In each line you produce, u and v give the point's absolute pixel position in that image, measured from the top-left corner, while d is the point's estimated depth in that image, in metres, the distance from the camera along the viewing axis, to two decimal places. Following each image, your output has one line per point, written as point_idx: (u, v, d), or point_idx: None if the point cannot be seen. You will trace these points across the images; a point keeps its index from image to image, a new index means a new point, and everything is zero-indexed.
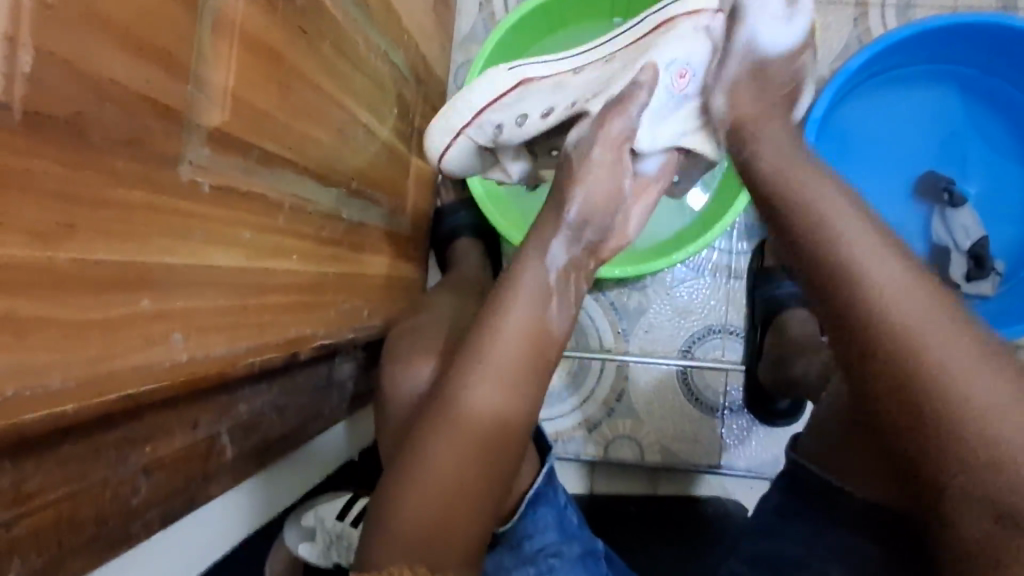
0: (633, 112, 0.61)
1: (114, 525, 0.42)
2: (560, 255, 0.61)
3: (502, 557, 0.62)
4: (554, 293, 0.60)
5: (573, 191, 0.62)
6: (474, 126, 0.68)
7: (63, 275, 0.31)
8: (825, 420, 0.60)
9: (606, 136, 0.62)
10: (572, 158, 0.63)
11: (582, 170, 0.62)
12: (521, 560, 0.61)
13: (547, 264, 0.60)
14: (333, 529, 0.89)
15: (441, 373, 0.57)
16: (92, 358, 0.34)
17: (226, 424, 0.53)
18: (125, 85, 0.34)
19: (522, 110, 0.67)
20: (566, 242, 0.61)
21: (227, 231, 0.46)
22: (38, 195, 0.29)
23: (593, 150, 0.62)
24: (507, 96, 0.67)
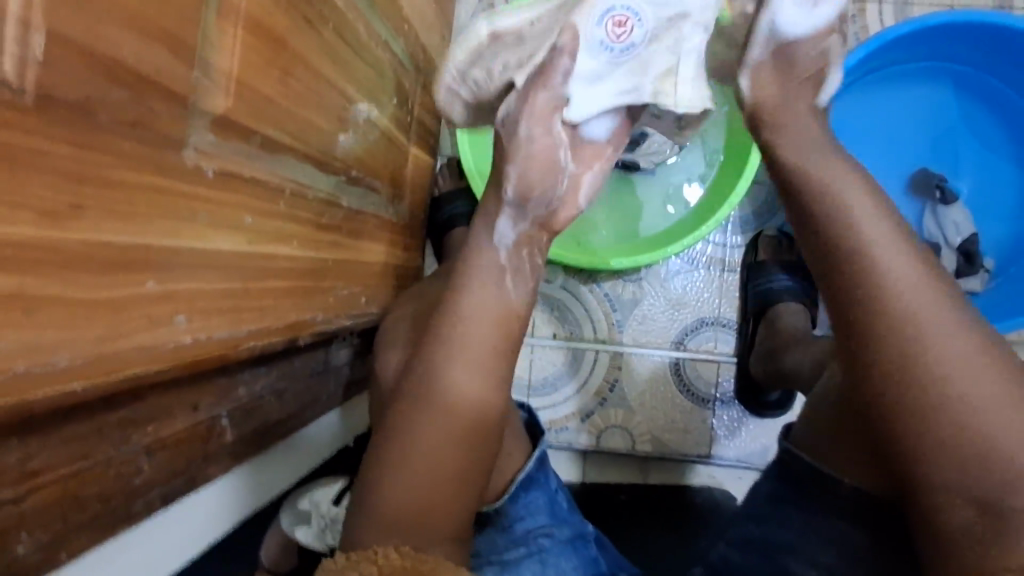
0: (558, 81, 0.56)
1: (117, 503, 0.42)
2: (509, 234, 0.61)
3: (495, 538, 0.63)
4: (507, 268, 0.60)
5: (507, 172, 0.60)
6: (457, 79, 0.65)
7: (71, 254, 0.32)
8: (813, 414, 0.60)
9: (535, 109, 0.57)
10: (503, 135, 0.60)
11: (514, 149, 0.59)
12: (513, 542, 0.62)
13: (496, 243, 0.60)
14: (328, 514, 0.90)
15: (428, 358, 0.57)
16: (99, 337, 0.35)
17: (225, 407, 0.54)
18: (133, 67, 0.34)
19: (489, 67, 0.62)
20: (512, 217, 0.61)
21: (228, 216, 0.46)
22: (46, 175, 0.30)
23: (524, 128, 0.58)
24: (483, 53, 0.61)
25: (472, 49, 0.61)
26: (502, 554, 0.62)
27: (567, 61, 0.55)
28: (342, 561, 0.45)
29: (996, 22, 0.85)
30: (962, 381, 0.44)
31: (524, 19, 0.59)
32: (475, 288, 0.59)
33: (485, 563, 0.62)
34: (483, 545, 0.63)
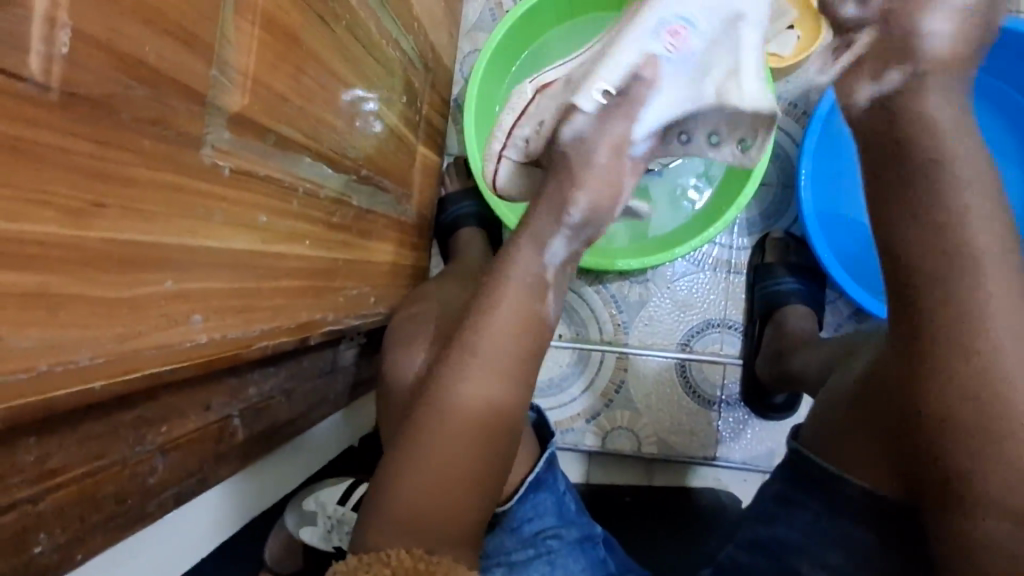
0: (638, 110, 0.58)
1: (131, 503, 0.42)
2: (560, 254, 0.60)
3: (502, 539, 0.63)
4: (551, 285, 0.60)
5: (576, 195, 0.60)
6: (509, 146, 0.67)
7: (93, 252, 0.31)
8: (822, 410, 0.60)
9: (612, 135, 0.59)
10: (571, 157, 0.59)
11: (585, 173, 0.59)
12: (521, 542, 0.62)
13: (547, 261, 0.60)
14: (335, 513, 0.89)
15: (448, 362, 0.57)
16: (119, 336, 0.34)
17: (236, 407, 0.54)
18: (154, 65, 0.34)
19: (540, 118, 0.63)
20: (567, 239, 0.60)
21: (243, 214, 0.46)
22: (71, 173, 0.29)
23: (597, 153, 0.59)
24: (529, 109, 0.64)
25: (522, 109, 0.65)
26: (509, 555, 0.62)
27: (647, 90, 0.57)
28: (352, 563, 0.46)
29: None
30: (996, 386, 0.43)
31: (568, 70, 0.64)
32: (505, 289, 0.58)
33: (493, 564, 0.62)
34: (490, 546, 0.63)
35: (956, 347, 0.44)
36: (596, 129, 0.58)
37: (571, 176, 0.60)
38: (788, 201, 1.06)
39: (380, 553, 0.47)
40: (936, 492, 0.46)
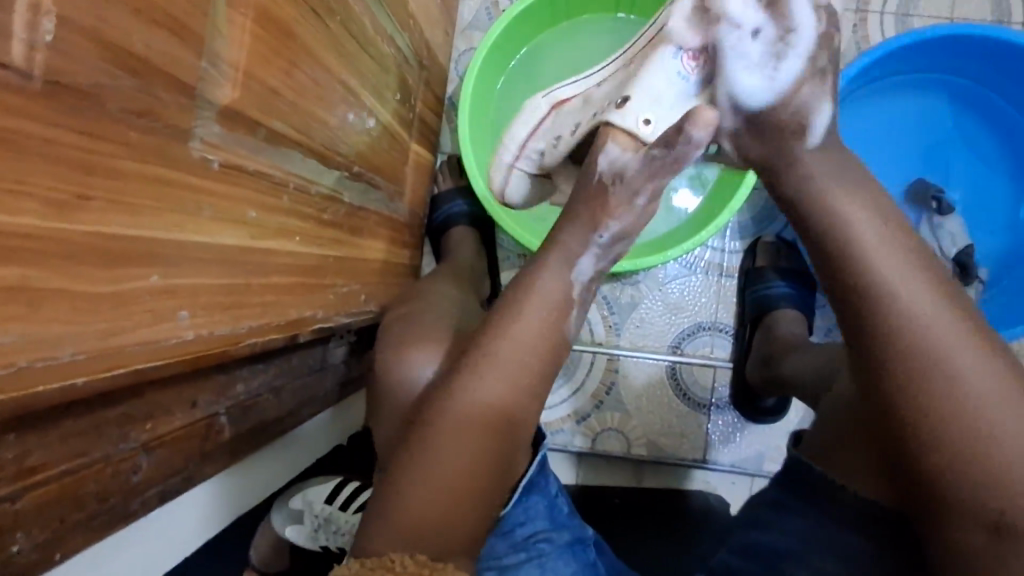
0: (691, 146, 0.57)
1: (115, 502, 0.41)
2: (588, 271, 0.60)
3: (495, 543, 0.62)
4: (575, 304, 0.60)
5: (608, 222, 0.59)
6: (520, 157, 0.69)
7: (75, 245, 0.31)
8: (824, 420, 0.62)
9: (652, 176, 0.57)
10: (614, 192, 0.58)
11: (620, 207, 0.58)
12: (512, 546, 0.62)
13: (576, 276, 0.59)
14: (321, 513, 0.89)
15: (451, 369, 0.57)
16: (102, 332, 0.34)
17: (223, 404, 0.53)
18: (143, 55, 0.33)
19: (555, 133, 0.66)
20: (596, 257, 0.60)
21: (233, 209, 0.45)
22: (54, 163, 0.29)
23: (643, 193, 0.58)
24: (545, 122, 0.66)
25: (537, 121, 0.67)
26: (501, 559, 0.62)
27: (695, 151, 0.53)
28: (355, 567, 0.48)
29: (994, 36, 0.86)
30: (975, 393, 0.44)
31: (587, 85, 0.64)
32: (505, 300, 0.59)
33: (484, 568, 0.61)
34: (484, 554, 0.61)
35: None
36: (639, 171, 0.56)
37: (603, 206, 0.58)
38: (779, 205, 1.06)
39: (382, 557, 0.49)
40: (926, 503, 0.48)
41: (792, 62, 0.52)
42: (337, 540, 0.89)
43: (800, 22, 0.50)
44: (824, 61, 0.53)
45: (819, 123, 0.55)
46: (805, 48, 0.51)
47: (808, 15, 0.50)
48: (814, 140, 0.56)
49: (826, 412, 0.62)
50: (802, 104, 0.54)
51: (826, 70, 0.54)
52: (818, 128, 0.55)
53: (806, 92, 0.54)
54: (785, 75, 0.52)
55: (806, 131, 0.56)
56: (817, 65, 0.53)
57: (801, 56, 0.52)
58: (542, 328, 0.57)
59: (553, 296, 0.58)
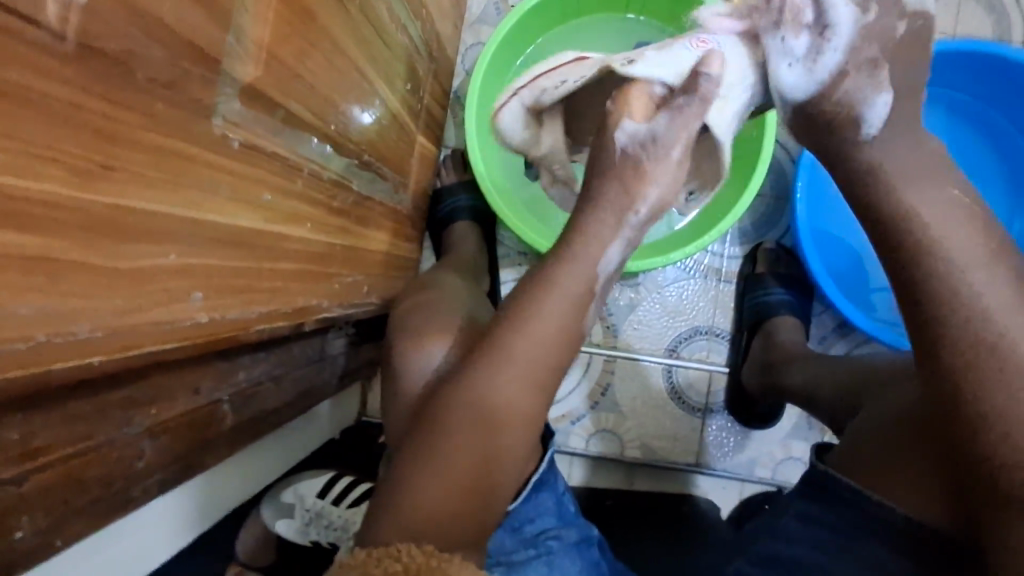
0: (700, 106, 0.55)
1: (117, 488, 0.40)
2: (613, 261, 0.60)
3: (503, 539, 0.61)
4: (596, 296, 0.60)
5: (645, 191, 0.59)
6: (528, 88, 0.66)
7: (97, 218, 0.29)
8: (859, 433, 0.61)
9: (685, 131, 0.56)
10: (646, 159, 0.58)
11: (657, 169, 0.58)
12: (522, 542, 0.61)
13: (601, 269, 0.59)
14: (313, 507, 0.88)
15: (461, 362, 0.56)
16: (120, 310, 0.32)
17: (226, 391, 0.51)
18: (171, 24, 0.32)
19: (564, 78, 0.64)
20: (624, 245, 0.60)
21: (249, 190, 0.44)
22: (81, 131, 0.27)
23: (671, 150, 0.57)
24: (559, 69, 0.65)
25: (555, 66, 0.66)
26: (509, 555, 0.61)
27: (716, 89, 0.55)
28: (360, 557, 0.44)
29: (987, 51, 0.86)
30: None
31: None
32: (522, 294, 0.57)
33: (493, 563, 0.60)
34: (494, 549, 0.60)
35: None
36: (668, 127, 0.56)
37: (640, 175, 0.58)
38: (779, 212, 1.07)
39: (388, 547, 0.47)
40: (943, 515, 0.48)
41: (831, 55, 0.54)
42: (329, 535, 0.89)
43: (841, 20, 0.52)
44: (873, 52, 0.54)
45: (874, 113, 0.55)
46: (845, 43, 0.53)
47: (849, 10, 0.52)
48: (869, 131, 0.56)
49: (861, 430, 0.61)
50: (850, 95, 0.55)
51: (878, 60, 0.54)
52: (873, 118, 0.55)
53: (851, 83, 0.55)
54: (823, 71, 0.54)
55: (859, 122, 0.56)
56: (862, 56, 0.54)
57: (842, 48, 0.53)
58: (556, 326, 0.56)
59: (566, 291, 0.57)
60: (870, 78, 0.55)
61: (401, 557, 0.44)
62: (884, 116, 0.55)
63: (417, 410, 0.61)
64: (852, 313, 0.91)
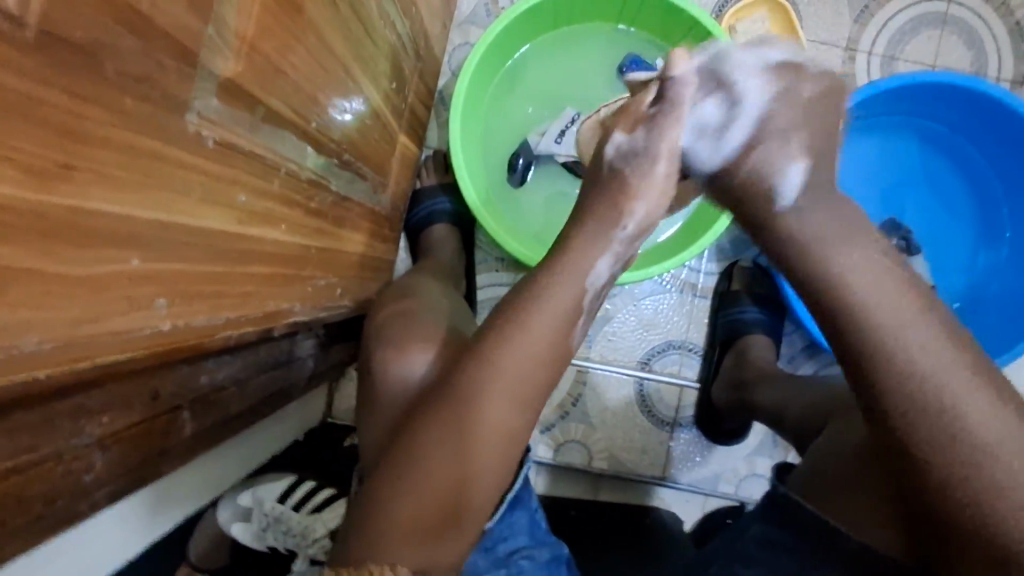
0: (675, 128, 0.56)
1: (62, 503, 0.38)
2: (603, 275, 0.57)
3: (477, 559, 0.60)
4: (584, 314, 0.57)
5: (632, 207, 0.57)
6: None
7: (54, 222, 0.27)
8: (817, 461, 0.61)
9: (668, 143, 0.56)
10: (628, 170, 0.57)
11: (641, 184, 0.57)
12: (494, 563, 0.60)
13: (589, 284, 0.56)
14: (272, 512, 0.84)
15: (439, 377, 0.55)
16: (75, 319, 0.30)
17: (187, 398, 0.49)
18: (147, 14, 0.30)
19: None
20: (612, 259, 0.57)
21: (222, 191, 0.42)
22: (40, 128, 0.25)
23: (656, 165, 0.57)
24: None
25: None
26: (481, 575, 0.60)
27: (687, 91, 0.56)
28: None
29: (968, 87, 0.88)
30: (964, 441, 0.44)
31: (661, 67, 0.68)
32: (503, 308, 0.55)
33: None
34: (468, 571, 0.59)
35: (938, 407, 0.45)
36: (649, 139, 0.56)
37: (626, 190, 0.57)
38: None
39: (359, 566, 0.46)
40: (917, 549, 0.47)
41: (742, 127, 0.55)
42: (286, 541, 0.85)
43: (750, 99, 0.55)
44: (785, 122, 0.54)
45: (788, 185, 0.53)
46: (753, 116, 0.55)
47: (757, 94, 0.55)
48: (785, 204, 0.54)
49: (821, 453, 0.61)
50: (762, 165, 0.54)
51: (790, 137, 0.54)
52: (788, 189, 0.53)
53: (762, 152, 0.54)
54: (729, 144, 0.55)
55: (773, 195, 0.54)
56: (774, 125, 0.54)
57: (750, 121, 0.55)
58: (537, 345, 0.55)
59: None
60: (781, 149, 0.54)
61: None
62: (797, 189, 0.53)
63: (397, 421, 0.59)
64: (823, 336, 0.92)
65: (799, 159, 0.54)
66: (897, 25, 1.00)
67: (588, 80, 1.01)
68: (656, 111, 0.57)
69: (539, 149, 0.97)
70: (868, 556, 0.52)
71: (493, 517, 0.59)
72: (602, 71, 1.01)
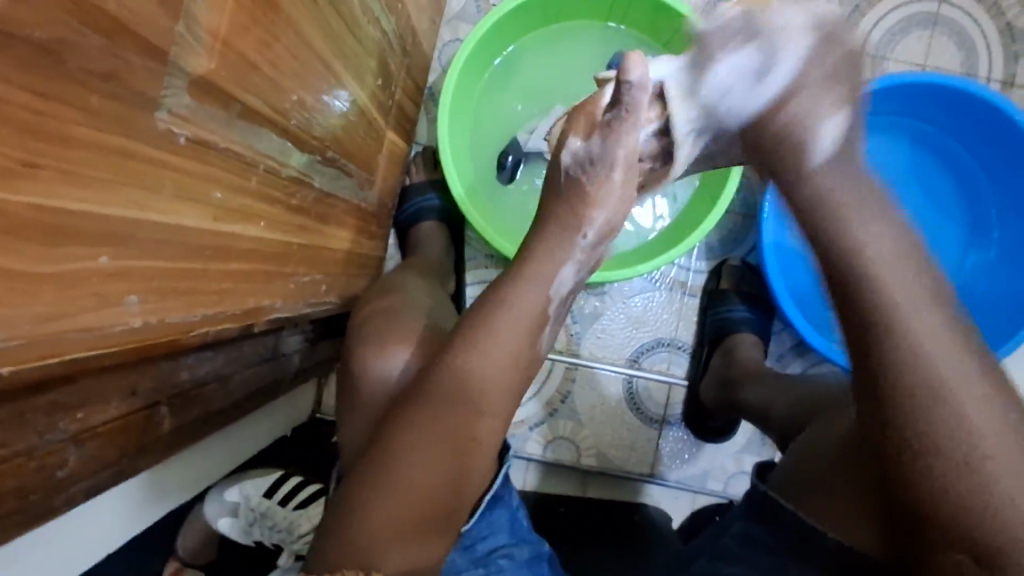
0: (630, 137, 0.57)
1: (36, 497, 0.38)
2: (567, 283, 0.59)
3: (455, 558, 0.60)
4: (552, 319, 0.59)
5: (592, 215, 0.58)
6: None
7: (18, 220, 0.27)
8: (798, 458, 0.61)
9: (621, 152, 0.57)
10: (585, 179, 0.58)
11: (599, 192, 0.58)
12: (473, 561, 0.61)
13: (553, 293, 0.58)
14: (258, 507, 0.84)
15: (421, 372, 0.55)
16: (40, 317, 0.30)
17: (166, 394, 0.49)
18: (114, 13, 0.30)
19: None
20: (576, 266, 0.59)
21: (197, 187, 0.42)
22: (2, 125, 0.25)
23: (614, 174, 0.58)
24: None
25: None
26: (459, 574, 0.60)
27: (641, 95, 0.53)
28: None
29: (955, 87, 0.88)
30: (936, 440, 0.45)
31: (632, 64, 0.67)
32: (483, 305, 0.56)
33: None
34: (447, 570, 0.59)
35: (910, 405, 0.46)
36: (605, 149, 0.57)
37: (585, 199, 0.58)
38: (747, 230, 1.08)
39: None
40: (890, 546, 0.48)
41: (785, 69, 0.54)
42: (272, 536, 0.86)
43: (792, 46, 0.54)
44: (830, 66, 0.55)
45: (826, 137, 0.55)
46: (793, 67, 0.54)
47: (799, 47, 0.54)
48: (820, 159, 0.54)
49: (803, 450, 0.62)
50: (803, 119, 0.55)
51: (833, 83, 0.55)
52: (827, 140, 0.55)
53: (801, 103, 0.55)
54: (765, 95, 0.56)
55: (809, 150, 0.55)
56: (819, 71, 0.55)
57: (792, 67, 0.54)
58: (516, 343, 0.55)
59: (528, 308, 0.56)
60: (822, 100, 0.55)
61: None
62: (838, 136, 0.55)
63: (380, 418, 0.59)
64: (810, 334, 0.92)
65: (839, 112, 0.55)
66: (888, 23, 1.00)
67: (577, 78, 1.01)
68: (612, 119, 0.57)
69: (529, 147, 0.96)
70: (842, 553, 0.52)
71: (472, 517, 0.59)
72: (591, 69, 1.01)
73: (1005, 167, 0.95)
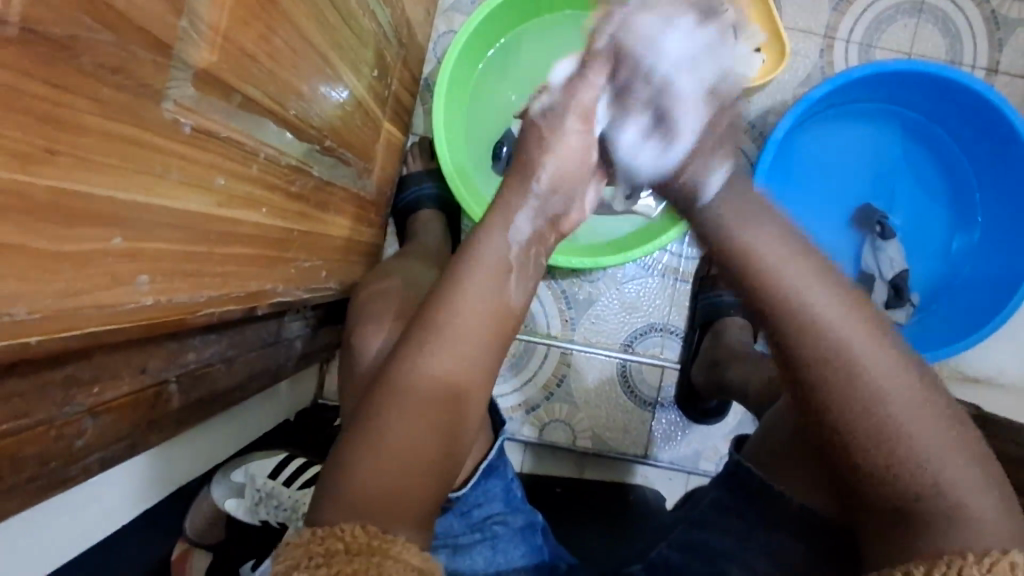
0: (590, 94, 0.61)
1: (55, 466, 0.41)
2: (524, 231, 0.59)
3: (452, 522, 0.63)
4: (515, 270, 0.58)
5: (545, 161, 0.61)
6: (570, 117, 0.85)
7: (39, 202, 0.30)
8: (769, 427, 0.64)
9: (576, 102, 0.61)
10: (541, 126, 0.62)
11: (555, 141, 0.61)
12: (470, 526, 0.64)
13: (511, 238, 0.59)
14: (263, 487, 0.88)
15: (404, 349, 0.56)
16: (60, 292, 0.33)
17: (173, 372, 0.51)
18: (123, 10, 0.32)
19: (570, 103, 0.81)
20: (532, 215, 0.60)
21: (200, 175, 0.44)
22: (23, 116, 0.28)
23: (566, 122, 0.61)
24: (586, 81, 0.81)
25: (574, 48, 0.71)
26: (456, 538, 0.63)
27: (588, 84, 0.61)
28: (305, 536, 0.48)
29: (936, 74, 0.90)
30: (900, 410, 0.48)
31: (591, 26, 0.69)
32: (470, 284, 0.56)
33: (438, 545, 0.63)
34: (439, 531, 0.63)
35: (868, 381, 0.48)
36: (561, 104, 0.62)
37: (542, 146, 0.61)
38: None
39: (329, 528, 0.49)
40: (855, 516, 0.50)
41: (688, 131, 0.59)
42: (278, 515, 0.89)
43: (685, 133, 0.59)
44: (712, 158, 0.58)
45: (710, 182, 0.58)
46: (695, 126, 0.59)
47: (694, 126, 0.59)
48: (708, 198, 0.57)
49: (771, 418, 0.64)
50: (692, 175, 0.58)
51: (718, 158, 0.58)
52: (712, 184, 0.57)
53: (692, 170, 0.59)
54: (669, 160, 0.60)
55: (699, 189, 0.58)
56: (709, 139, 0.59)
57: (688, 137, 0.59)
58: (504, 315, 0.57)
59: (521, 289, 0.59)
60: (705, 159, 0.58)
61: (344, 537, 0.47)
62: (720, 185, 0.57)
63: (368, 387, 0.60)
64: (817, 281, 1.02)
65: (727, 161, 0.58)
66: (874, 12, 1.02)
67: None
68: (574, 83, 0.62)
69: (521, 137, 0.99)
70: (810, 519, 0.56)
71: (462, 484, 0.62)
72: None
73: (990, 154, 0.97)
